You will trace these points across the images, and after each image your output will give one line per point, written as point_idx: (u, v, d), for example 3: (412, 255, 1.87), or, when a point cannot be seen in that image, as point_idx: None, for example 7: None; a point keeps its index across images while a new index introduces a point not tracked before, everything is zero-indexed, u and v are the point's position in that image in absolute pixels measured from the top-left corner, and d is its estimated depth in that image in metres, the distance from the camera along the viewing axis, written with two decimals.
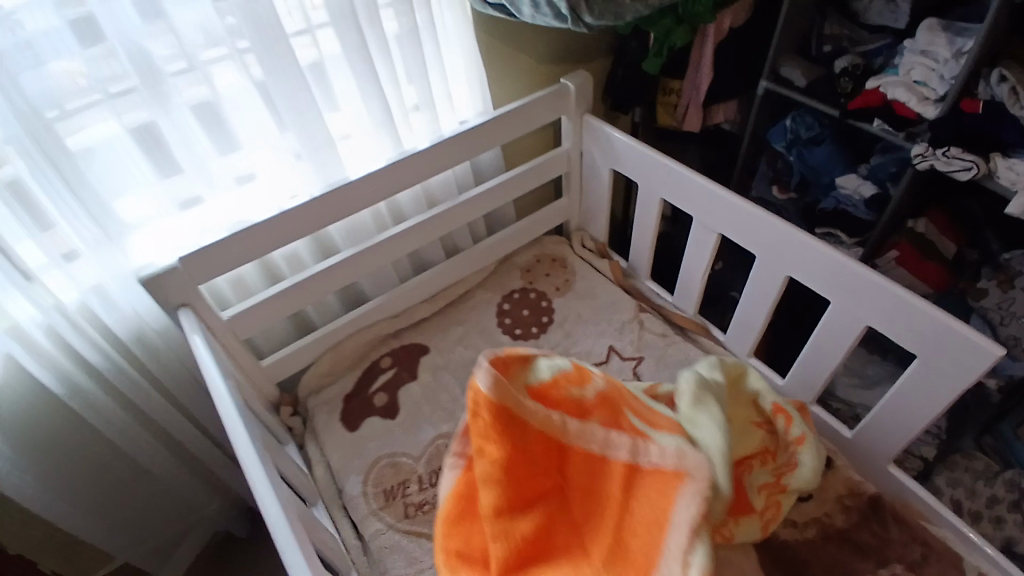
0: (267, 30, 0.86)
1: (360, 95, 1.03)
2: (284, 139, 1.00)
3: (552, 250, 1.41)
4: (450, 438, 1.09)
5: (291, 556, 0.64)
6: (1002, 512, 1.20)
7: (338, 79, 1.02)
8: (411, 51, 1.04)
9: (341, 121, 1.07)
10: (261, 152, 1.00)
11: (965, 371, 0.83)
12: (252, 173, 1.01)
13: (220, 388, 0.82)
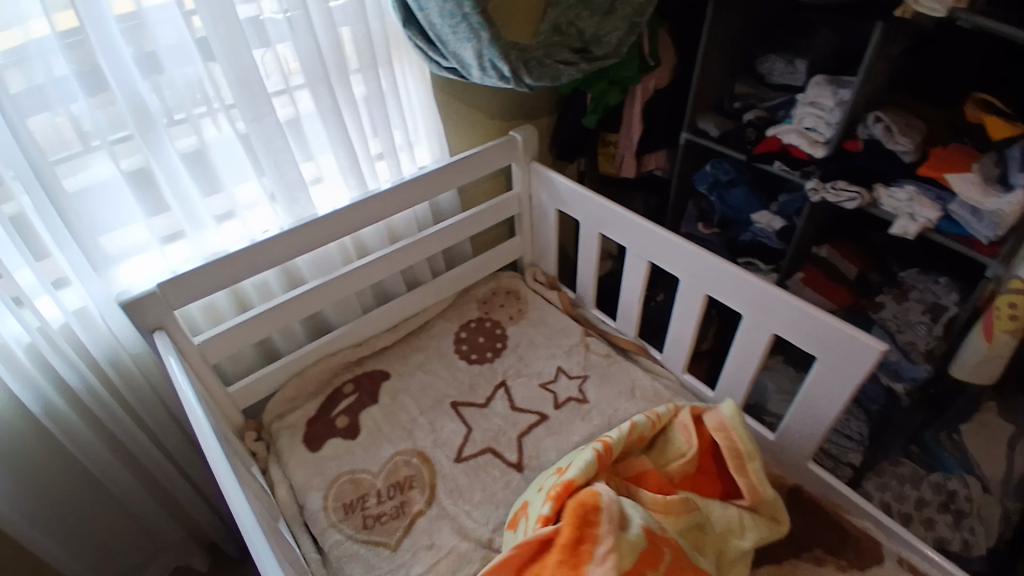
0: (251, 89, 0.99)
1: (330, 144, 1.16)
2: (261, 182, 1.12)
3: (507, 284, 1.53)
4: (408, 454, 1.17)
5: (257, 542, 0.70)
6: (931, 513, 1.30)
7: (313, 131, 1.16)
8: (376, 108, 1.18)
9: (314, 167, 1.20)
10: (241, 193, 1.12)
11: (853, 367, 0.96)
12: (231, 212, 1.12)
13: (194, 407, 0.89)
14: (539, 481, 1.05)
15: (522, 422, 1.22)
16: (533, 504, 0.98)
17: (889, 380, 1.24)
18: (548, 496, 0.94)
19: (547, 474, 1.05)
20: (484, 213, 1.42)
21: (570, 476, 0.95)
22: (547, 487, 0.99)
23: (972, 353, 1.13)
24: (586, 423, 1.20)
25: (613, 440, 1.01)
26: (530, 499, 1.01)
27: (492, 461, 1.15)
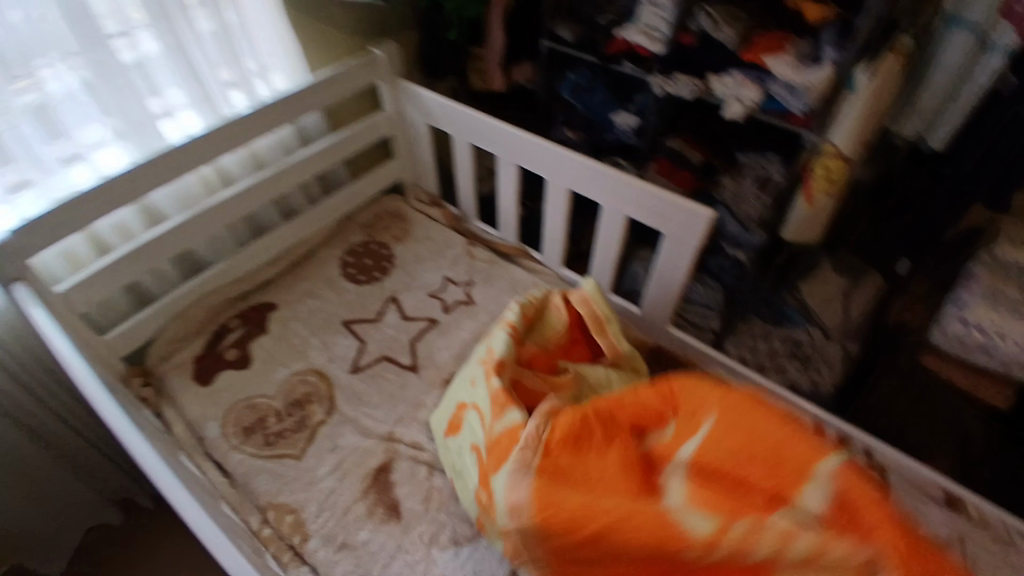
0: (89, 27, 0.94)
1: (177, 76, 1.11)
2: (108, 122, 1.05)
3: (389, 207, 1.55)
4: (304, 373, 1.21)
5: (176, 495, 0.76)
6: (783, 362, 1.43)
7: (160, 67, 1.09)
8: (223, 36, 1.14)
9: (164, 101, 1.13)
10: (92, 137, 1.05)
11: (690, 233, 1.09)
12: (83, 156, 1.04)
13: (74, 357, 0.93)
14: (466, 377, 1.06)
15: (414, 329, 1.28)
16: (472, 397, 1.00)
17: (730, 249, 1.42)
18: (490, 373, 0.98)
19: (470, 368, 1.06)
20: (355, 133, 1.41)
21: (497, 355, 1.01)
22: (478, 377, 1.01)
23: (797, 215, 1.29)
24: (473, 321, 1.29)
25: (502, 322, 1.09)
26: (466, 397, 1.03)
27: (387, 367, 1.22)
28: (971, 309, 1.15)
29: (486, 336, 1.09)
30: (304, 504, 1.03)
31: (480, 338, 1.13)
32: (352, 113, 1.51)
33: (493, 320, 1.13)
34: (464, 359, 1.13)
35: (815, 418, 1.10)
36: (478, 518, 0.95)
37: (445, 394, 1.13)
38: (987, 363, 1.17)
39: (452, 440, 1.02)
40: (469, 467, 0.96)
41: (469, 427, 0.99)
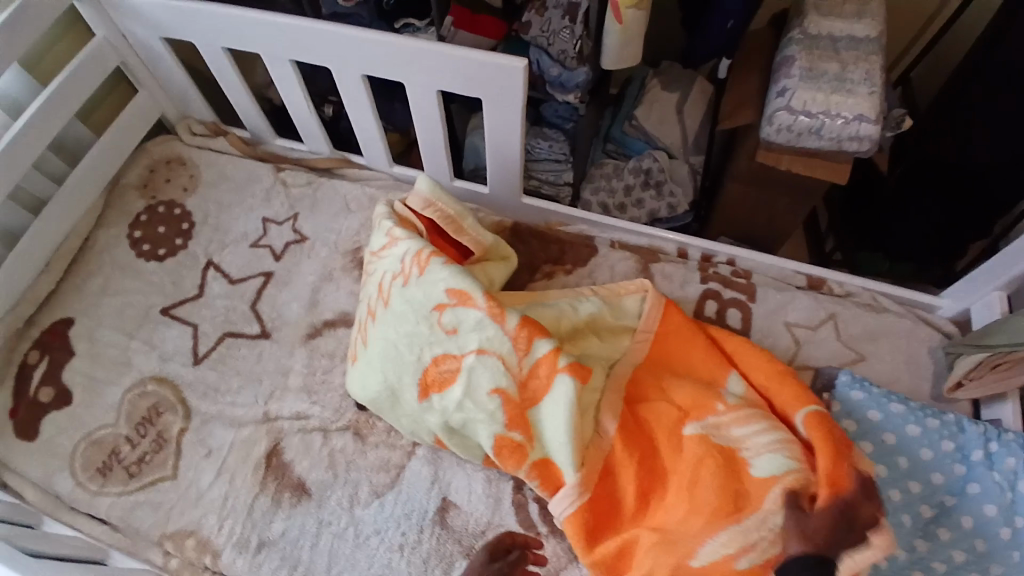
0: None
1: None
2: None
3: (161, 153, 1.24)
4: (140, 385, 1.02)
5: None
6: (639, 193, 1.46)
7: None
8: None
9: None
10: None
11: (513, 91, 0.97)
12: None
13: None
14: (411, 328, 0.87)
15: (249, 290, 1.10)
16: (463, 342, 0.85)
17: (561, 95, 1.24)
18: (501, 313, 0.84)
19: (417, 318, 0.87)
20: (74, 73, 1.06)
21: (479, 294, 0.85)
22: (463, 325, 0.85)
23: (610, 40, 1.12)
24: (314, 259, 1.13)
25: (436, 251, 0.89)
26: (445, 350, 0.86)
27: (234, 344, 1.05)
28: (795, 93, 1.12)
29: (416, 273, 0.89)
30: (200, 522, 0.92)
31: (394, 278, 0.91)
32: (65, 53, 1.13)
33: (405, 251, 0.91)
34: (385, 308, 0.90)
35: (680, 245, 1.16)
36: (486, 460, 0.88)
37: (355, 359, 0.93)
38: (818, 144, 1.14)
39: (434, 400, 0.86)
40: (482, 415, 0.83)
41: (473, 378, 0.84)
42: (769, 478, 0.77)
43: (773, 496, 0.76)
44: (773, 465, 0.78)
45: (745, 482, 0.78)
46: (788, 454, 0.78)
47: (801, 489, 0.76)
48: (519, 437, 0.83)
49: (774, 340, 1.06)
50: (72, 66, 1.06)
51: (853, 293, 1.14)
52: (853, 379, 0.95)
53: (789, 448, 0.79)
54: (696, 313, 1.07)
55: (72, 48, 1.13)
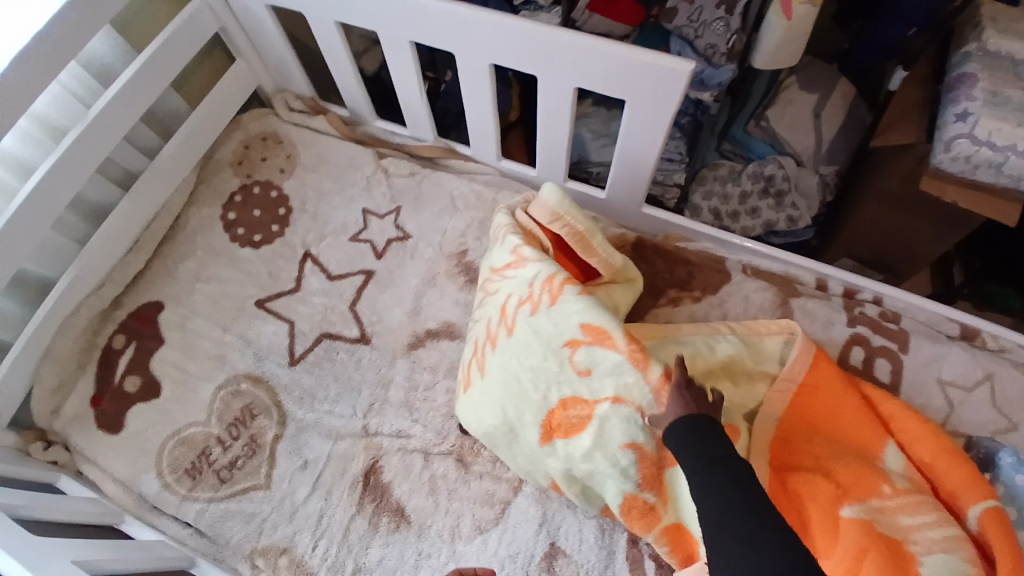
0: None
1: None
2: None
3: (257, 129, 1.17)
4: (234, 383, 0.98)
5: None
6: (755, 202, 1.30)
7: None
8: None
9: None
10: None
11: (667, 97, 0.84)
12: None
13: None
14: (540, 364, 0.79)
15: (349, 289, 1.04)
16: (597, 387, 0.77)
17: (694, 93, 1.09)
18: (645, 361, 0.74)
19: (547, 352, 0.79)
20: (170, 39, 0.97)
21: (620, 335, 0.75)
22: (599, 368, 0.77)
23: (770, 36, 0.97)
24: (418, 261, 1.05)
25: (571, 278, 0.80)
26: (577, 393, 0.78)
27: (332, 347, 1.00)
28: (979, 120, 0.96)
29: (547, 301, 0.80)
30: (293, 539, 0.88)
31: (520, 302, 0.82)
32: (159, 14, 1.03)
33: (534, 273, 0.82)
34: (508, 337, 0.83)
35: (818, 275, 1.05)
36: (604, 511, 0.81)
37: (468, 386, 0.86)
38: (993, 180, 0.99)
39: (559, 445, 0.79)
40: (613, 471, 0.75)
41: (606, 430, 0.75)
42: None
43: None
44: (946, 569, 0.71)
45: None
46: (964, 558, 0.72)
47: None
48: (652, 499, 0.75)
49: (926, 400, 0.95)
50: (168, 33, 0.97)
51: (1008, 349, 0.99)
52: (1020, 461, 0.84)
53: (966, 551, 0.72)
54: (839, 359, 0.98)
55: (166, 8, 1.04)
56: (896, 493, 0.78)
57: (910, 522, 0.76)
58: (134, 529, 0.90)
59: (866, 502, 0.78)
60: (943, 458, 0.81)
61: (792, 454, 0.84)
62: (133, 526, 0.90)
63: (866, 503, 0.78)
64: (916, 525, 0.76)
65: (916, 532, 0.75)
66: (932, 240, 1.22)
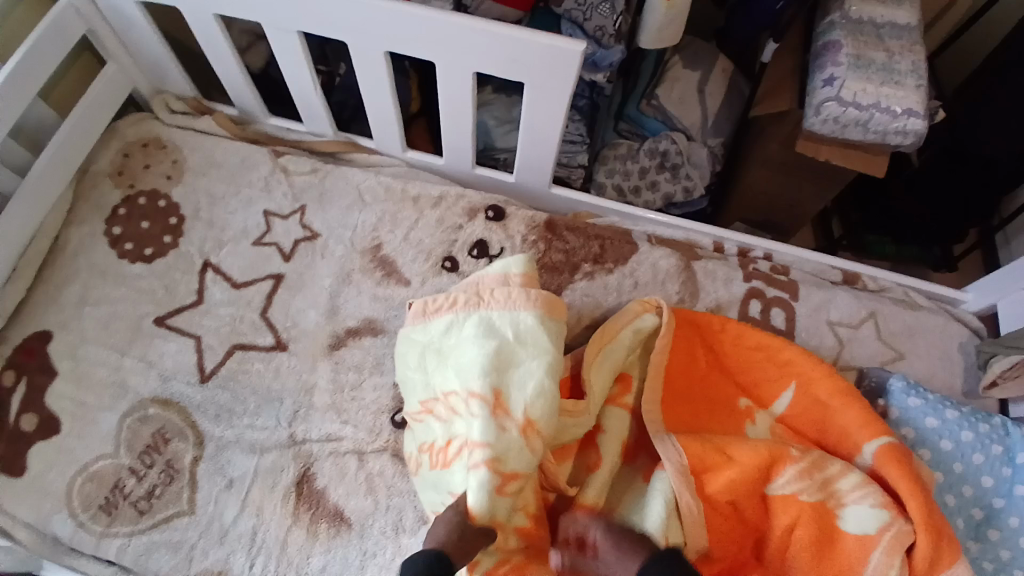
0: None
1: None
2: None
3: (135, 135, 1.07)
4: (140, 409, 0.91)
5: None
6: (654, 176, 1.36)
7: None
8: None
9: None
10: None
11: (565, 76, 0.87)
12: None
13: None
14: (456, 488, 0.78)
15: (258, 296, 0.99)
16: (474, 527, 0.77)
17: (588, 75, 1.11)
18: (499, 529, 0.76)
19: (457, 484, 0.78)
20: (38, 47, 0.88)
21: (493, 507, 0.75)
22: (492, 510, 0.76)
23: (653, 17, 1.02)
24: (329, 259, 1.02)
25: (495, 376, 0.80)
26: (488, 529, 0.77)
27: (245, 358, 0.95)
28: (844, 83, 1.07)
29: (461, 399, 0.81)
30: (228, 561, 0.84)
31: (445, 391, 0.83)
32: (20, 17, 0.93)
33: (468, 369, 0.82)
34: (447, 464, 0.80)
35: (715, 239, 1.13)
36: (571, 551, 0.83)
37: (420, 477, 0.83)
38: (861, 136, 1.11)
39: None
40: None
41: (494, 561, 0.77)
42: (864, 538, 0.81)
43: (878, 558, 0.79)
44: (865, 521, 0.81)
45: (838, 538, 0.82)
46: (874, 503, 0.82)
47: (897, 542, 0.79)
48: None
49: (819, 341, 1.05)
50: (33, 38, 0.88)
51: (886, 289, 1.12)
52: (907, 385, 0.96)
53: (874, 495, 0.82)
54: (741, 313, 1.05)
55: (28, 11, 0.94)
56: (803, 454, 0.85)
57: (826, 477, 0.84)
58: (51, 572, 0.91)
59: (783, 477, 0.84)
60: (833, 404, 0.91)
61: (706, 457, 0.85)
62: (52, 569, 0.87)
63: (786, 475, 0.84)
64: (830, 480, 0.85)
65: (835, 486, 0.84)
66: (811, 199, 1.34)
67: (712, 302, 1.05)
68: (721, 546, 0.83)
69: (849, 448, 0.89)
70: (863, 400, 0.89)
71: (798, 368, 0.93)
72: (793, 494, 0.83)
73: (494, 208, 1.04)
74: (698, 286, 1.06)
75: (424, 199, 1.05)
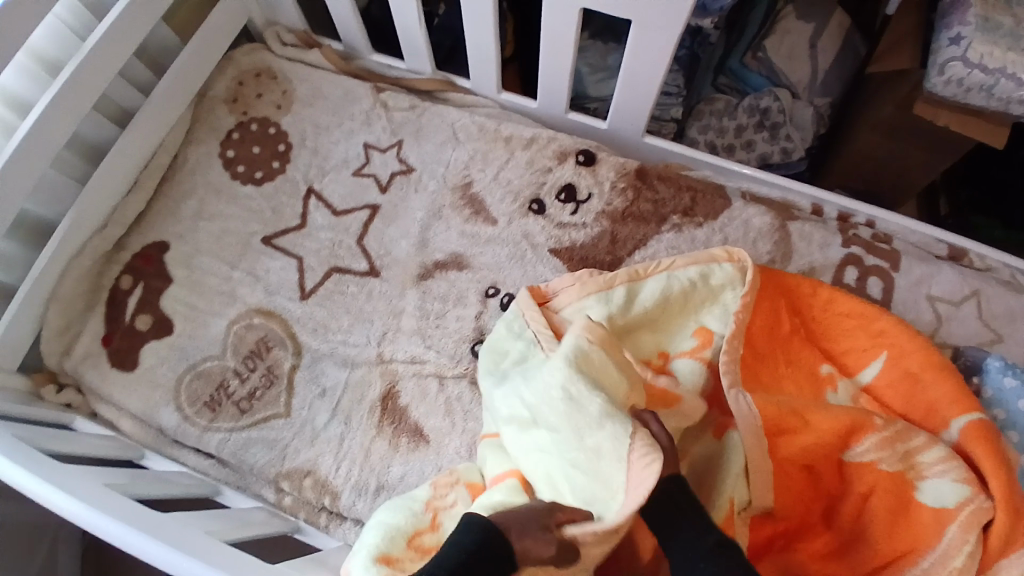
0: None
1: None
2: None
3: (249, 64, 1.13)
4: (246, 317, 0.99)
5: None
6: (751, 135, 1.31)
7: None
8: None
9: None
10: None
11: (674, 17, 0.84)
12: None
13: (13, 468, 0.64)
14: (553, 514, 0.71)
15: (355, 224, 1.05)
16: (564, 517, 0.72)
17: (696, 20, 1.09)
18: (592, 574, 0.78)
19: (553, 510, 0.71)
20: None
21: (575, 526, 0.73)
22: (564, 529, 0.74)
23: None
24: (422, 194, 1.06)
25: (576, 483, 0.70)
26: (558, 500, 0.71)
27: (341, 280, 1.01)
28: (972, 43, 0.97)
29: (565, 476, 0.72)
30: (317, 461, 0.92)
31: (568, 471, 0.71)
32: None
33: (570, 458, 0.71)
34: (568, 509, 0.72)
35: (815, 201, 1.08)
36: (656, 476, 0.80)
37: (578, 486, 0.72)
38: (984, 103, 1.01)
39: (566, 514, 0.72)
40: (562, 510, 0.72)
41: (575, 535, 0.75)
42: (941, 512, 0.75)
43: (955, 532, 0.74)
44: (945, 496, 0.75)
45: (912, 510, 0.76)
46: (957, 478, 0.76)
47: (978, 520, 0.73)
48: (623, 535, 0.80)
49: (918, 315, 0.99)
50: None
51: (995, 268, 1.04)
52: (1006, 365, 0.89)
53: (959, 471, 0.76)
54: (835, 279, 1.01)
55: None
56: (887, 423, 0.79)
57: (908, 449, 0.79)
58: (155, 461, 0.93)
59: (863, 444, 0.79)
60: (922, 377, 0.85)
61: (780, 418, 0.80)
62: (152, 461, 0.93)
63: (865, 442, 0.79)
64: (913, 451, 0.78)
65: (917, 459, 0.78)
66: (923, 167, 1.24)
67: (806, 265, 1.02)
68: (782, 504, 0.80)
69: (935, 423, 0.83)
70: (958, 376, 0.84)
71: (885, 334, 0.89)
72: (871, 463, 0.78)
73: (587, 152, 1.04)
74: (790, 248, 1.02)
75: (516, 139, 1.06)
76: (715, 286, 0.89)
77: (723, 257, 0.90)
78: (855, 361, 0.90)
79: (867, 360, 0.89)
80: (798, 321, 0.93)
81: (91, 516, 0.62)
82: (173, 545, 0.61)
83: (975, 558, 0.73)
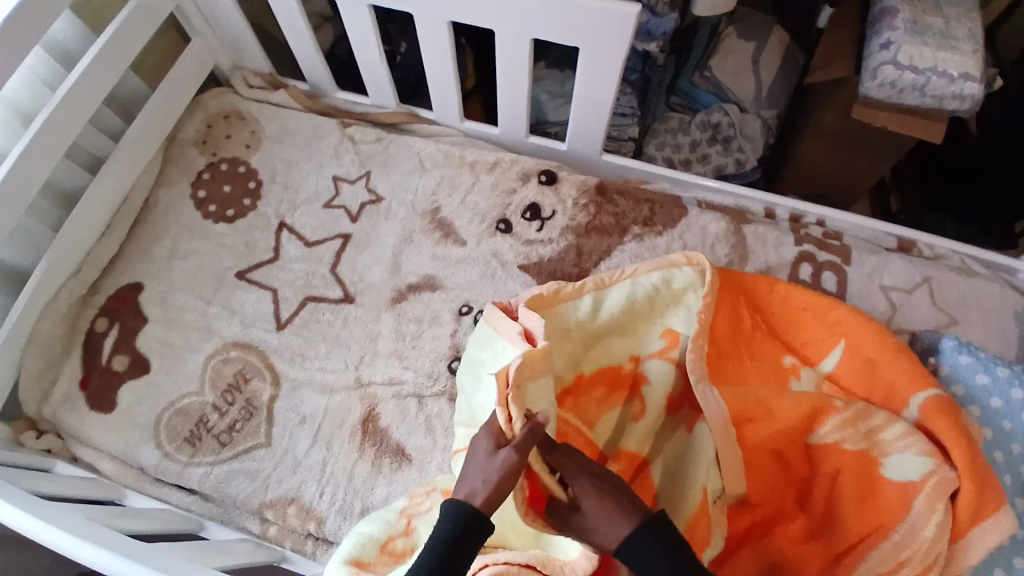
0: None
1: None
2: None
3: (217, 107, 1.17)
4: (224, 351, 1.00)
5: None
6: (706, 149, 1.38)
7: None
8: None
9: None
10: None
11: (619, 40, 0.90)
12: None
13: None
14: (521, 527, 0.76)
15: (328, 253, 1.07)
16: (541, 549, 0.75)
17: (642, 44, 1.17)
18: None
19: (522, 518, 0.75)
20: (127, 24, 0.98)
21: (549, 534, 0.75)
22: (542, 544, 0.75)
23: None
24: (393, 221, 1.09)
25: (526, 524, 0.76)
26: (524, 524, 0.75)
27: (317, 308, 1.03)
28: (900, 47, 1.06)
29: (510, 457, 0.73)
30: (300, 488, 0.92)
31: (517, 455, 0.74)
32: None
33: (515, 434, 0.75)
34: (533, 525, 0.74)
35: (767, 205, 1.14)
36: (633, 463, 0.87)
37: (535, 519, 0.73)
38: (918, 101, 1.09)
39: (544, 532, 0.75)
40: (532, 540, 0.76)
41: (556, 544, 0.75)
42: (908, 485, 0.78)
43: (921, 503, 0.76)
44: (909, 469, 0.78)
45: (881, 488, 0.80)
46: (919, 452, 0.79)
47: (943, 489, 0.76)
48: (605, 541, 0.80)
49: (872, 305, 1.04)
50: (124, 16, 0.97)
51: (942, 257, 1.10)
52: (959, 344, 0.94)
53: (920, 444, 0.79)
54: (792, 276, 1.06)
55: None
56: (847, 404, 0.83)
57: (870, 428, 0.82)
58: (137, 500, 0.92)
59: (827, 426, 0.83)
60: (877, 361, 0.89)
61: (747, 407, 0.84)
62: (134, 500, 0.92)
63: (830, 424, 0.83)
64: (874, 429, 0.82)
65: (879, 436, 0.81)
66: (867, 167, 1.31)
67: (762, 265, 1.07)
68: (755, 490, 0.83)
69: (896, 404, 0.87)
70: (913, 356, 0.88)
71: (840, 324, 0.93)
72: (836, 443, 0.82)
73: (548, 172, 1.09)
74: (747, 249, 1.07)
75: (480, 164, 1.11)
76: (677, 290, 0.92)
77: (683, 261, 0.93)
78: (817, 352, 0.94)
79: (829, 348, 0.93)
80: (760, 315, 0.97)
81: (77, 548, 0.62)
82: (163, 570, 0.61)
83: (945, 528, 0.75)
